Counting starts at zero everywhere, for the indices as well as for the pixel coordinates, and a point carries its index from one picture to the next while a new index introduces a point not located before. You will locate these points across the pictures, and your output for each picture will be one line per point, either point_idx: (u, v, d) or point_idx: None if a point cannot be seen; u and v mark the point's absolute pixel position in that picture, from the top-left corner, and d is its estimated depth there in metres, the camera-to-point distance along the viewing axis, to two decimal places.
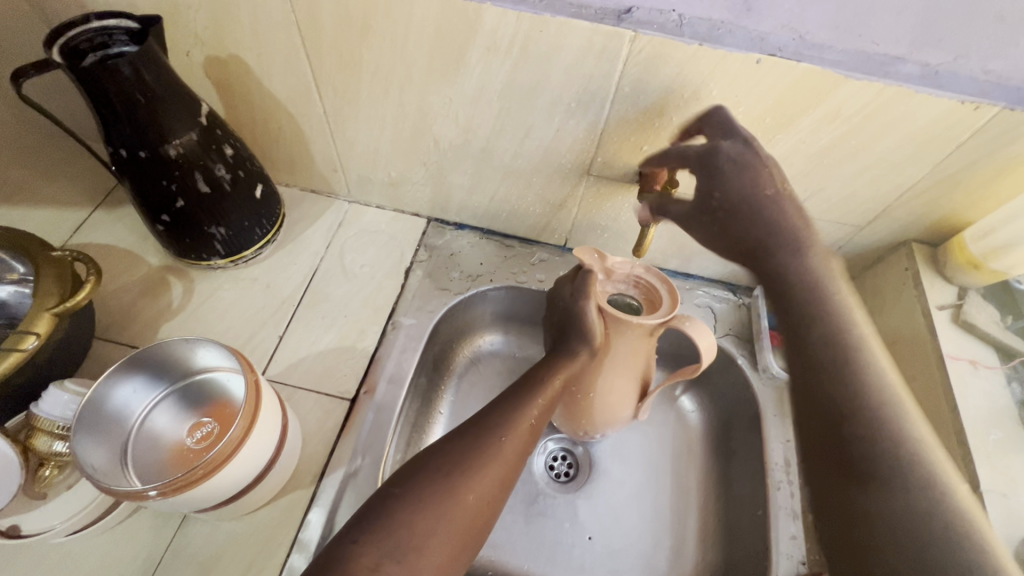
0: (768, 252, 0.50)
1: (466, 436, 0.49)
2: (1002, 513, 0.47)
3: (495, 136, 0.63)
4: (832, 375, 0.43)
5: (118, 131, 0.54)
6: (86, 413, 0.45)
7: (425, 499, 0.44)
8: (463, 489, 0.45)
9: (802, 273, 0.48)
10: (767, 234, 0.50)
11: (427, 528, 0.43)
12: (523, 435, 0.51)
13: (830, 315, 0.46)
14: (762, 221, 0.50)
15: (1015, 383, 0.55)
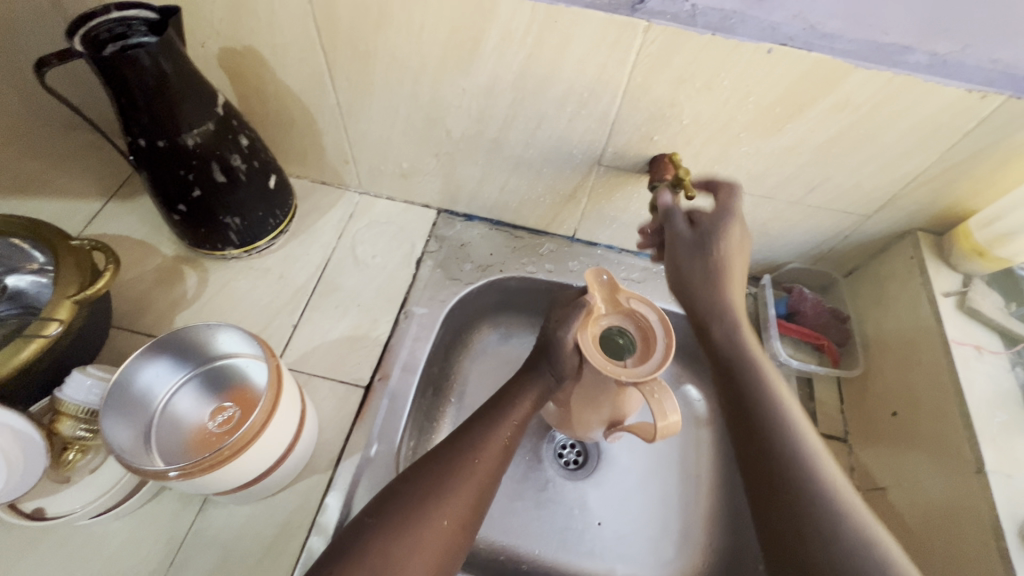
0: (707, 328, 0.54)
1: (436, 463, 0.50)
2: (1007, 493, 0.49)
3: (507, 126, 0.64)
4: (764, 436, 0.47)
5: (137, 120, 0.55)
6: (112, 395, 0.46)
7: (399, 527, 0.46)
8: (434, 518, 0.47)
9: (736, 350, 0.52)
10: (712, 309, 0.54)
11: (402, 554, 0.45)
12: (495, 455, 0.52)
13: (747, 378, 0.51)
14: (702, 301, 0.54)
15: (1019, 368, 0.57)
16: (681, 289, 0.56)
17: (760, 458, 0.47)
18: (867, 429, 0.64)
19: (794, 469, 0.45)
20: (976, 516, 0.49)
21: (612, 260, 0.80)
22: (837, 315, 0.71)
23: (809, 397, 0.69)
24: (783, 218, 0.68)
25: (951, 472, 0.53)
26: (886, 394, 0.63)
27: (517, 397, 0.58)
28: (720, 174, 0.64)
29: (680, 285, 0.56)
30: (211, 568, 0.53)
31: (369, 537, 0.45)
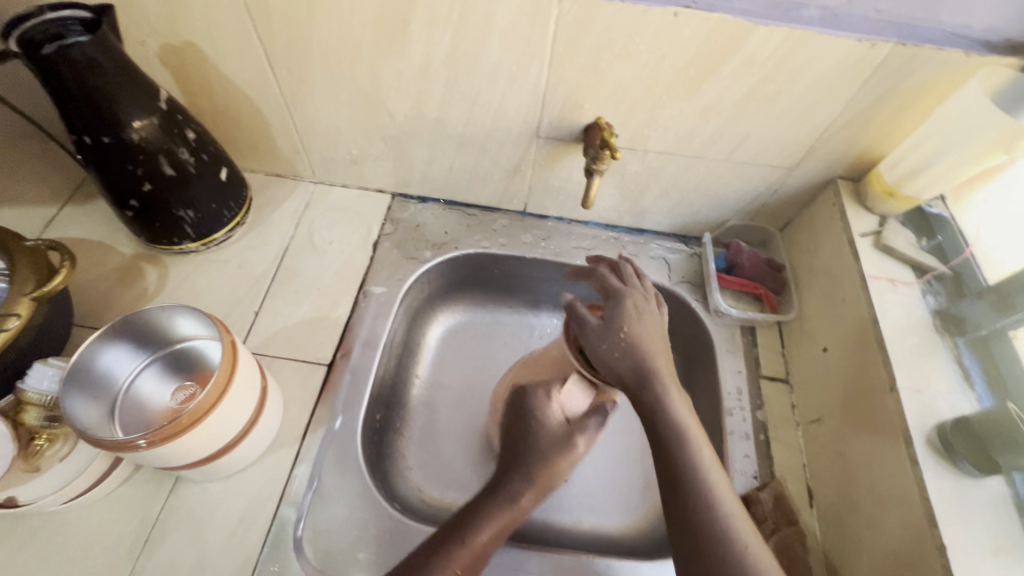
0: (617, 361, 0.52)
1: (434, 552, 0.50)
2: (916, 406, 0.53)
3: (446, 105, 0.67)
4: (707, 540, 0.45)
5: (82, 117, 0.57)
6: (73, 376, 0.48)
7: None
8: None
9: (643, 373, 0.51)
10: (642, 376, 0.51)
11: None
12: (486, 541, 0.52)
13: (643, 364, 0.52)
14: (643, 387, 0.51)
15: (930, 296, 0.61)
16: (609, 330, 0.53)
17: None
18: (804, 367, 0.69)
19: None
20: (891, 430, 0.54)
21: (563, 231, 0.83)
22: (773, 265, 0.75)
23: (752, 343, 0.73)
24: (715, 176, 0.72)
25: (872, 395, 0.57)
26: (818, 332, 0.68)
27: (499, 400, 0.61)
28: (651, 138, 0.67)
29: (608, 326, 0.53)
30: (185, 543, 0.55)
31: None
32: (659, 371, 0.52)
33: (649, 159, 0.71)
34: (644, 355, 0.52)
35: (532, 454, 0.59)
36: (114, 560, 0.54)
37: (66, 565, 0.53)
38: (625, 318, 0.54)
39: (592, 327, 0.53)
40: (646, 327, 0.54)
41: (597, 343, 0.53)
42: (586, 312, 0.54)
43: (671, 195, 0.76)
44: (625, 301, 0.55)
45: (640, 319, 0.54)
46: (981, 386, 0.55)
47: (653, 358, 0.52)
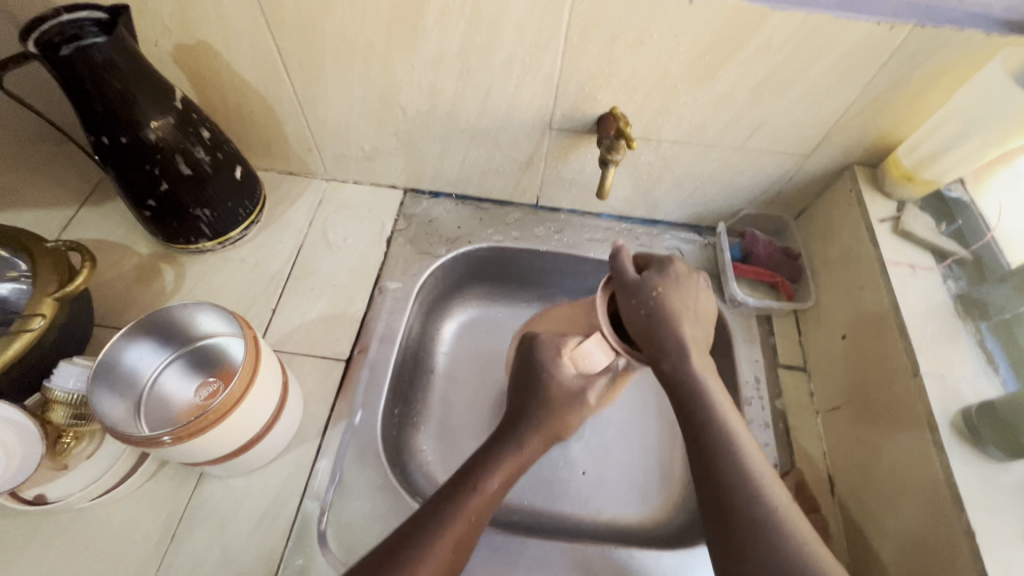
0: (651, 326, 0.53)
1: (446, 498, 0.50)
2: (940, 391, 0.53)
3: (458, 98, 0.67)
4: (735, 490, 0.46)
5: (99, 117, 0.57)
6: (100, 373, 0.49)
7: (420, 532, 0.47)
8: (453, 522, 0.49)
9: (672, 340, 0.52)
10: (668, 343, 0.52)
11: (420, 553, 0.46)
12: (495, 485, 0.53)
13: (672, 329, 0.53)
14: (667, 344, 0.52)
15: (951, 281, 0.61)
16: (638, 290, 0.54)
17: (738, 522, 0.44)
18: (822, 355, 0.68)
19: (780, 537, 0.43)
20: (914, 415, 0.53)
21: (576, 224, 0.83)
22: (789, 254, 0.75)
23: (769, 332, 0.73)
24: (729, 164, 0.71)
25: (893, 380, 0.57)
26: (836, 319, 0.67)
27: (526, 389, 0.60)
28: (664, 127, 0.67)
29: (637, 287, 0.54)
30: (210, 538, 0.56)
31: (390, 550, 0.46)
32: (685, 338, 0.53)
33: (662, 149, 0.70)
34: (670, 317, 0.53)
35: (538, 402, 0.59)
36: (141, 555, 0.54)
37: (94, 561, 0.54)
38: (663, 280, 0.55)
39: (629, 280, 0.55)
40: (682, 298, 0.55)
41: (631, 292, 0.54)
42: (630, 275, 0.55)
43: (685, 185, 0.76)
44: (669, 274, 0.56)
45: (676, 291, 0.55)
46: (1005, 369, 0.55)
47: (679, 322, 0.53)
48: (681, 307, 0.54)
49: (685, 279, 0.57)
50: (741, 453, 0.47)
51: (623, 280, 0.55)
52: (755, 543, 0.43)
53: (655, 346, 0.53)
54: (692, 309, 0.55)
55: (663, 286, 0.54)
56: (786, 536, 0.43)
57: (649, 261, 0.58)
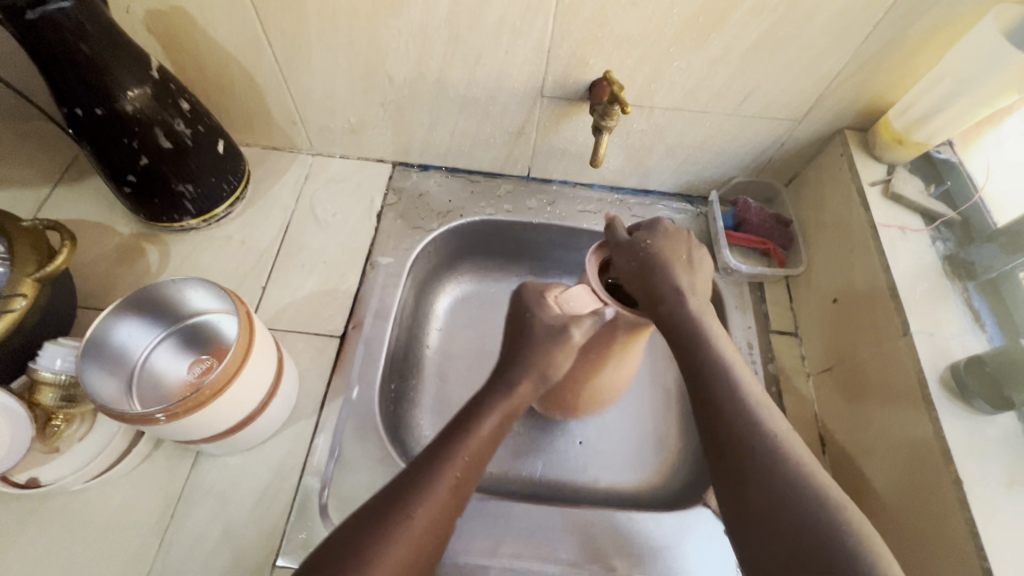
0: (648, 277, 0.53)
1: (444, 446, 0.50)
2: (930, 348, 0.54)
3: (447, 66, 0.65)
4: (737, 428, 0.45)
5: (71, 87, 0.55)
6: (89, 352, 0.48)
7: (417, 482, 0.47)
8: (450, 467, 0.48)
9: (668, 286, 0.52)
10: (661, 288, 0.53)
11: (415, 501, 0.46)
12: (490, 431, 0.51)
13: (666, 275, 0.53)
14: (663, 292, 0.53)
15: (939, 242, 0.61)
16: (634, 245, 0.55)
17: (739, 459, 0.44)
18: (813, 320, 0.69)
19: (788, 480, 0.42)
20: (905, 372, 0.55)
21: (569, 195, 0.82)
22: (781, 220, 0.75)
23: (761, 299, 0.74)
24: (722, 131, 0.71)
25: (883, 340, 0.58)
26: (828, 283, 0.68)
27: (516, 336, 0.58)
28: (657, 93, 0.66)
29: (634, 243, 0.55)
30: (210, 516, 0.55)
31: (388, 498, 0.46)
32: (681, 284, 0.53)
33: (655, 116, 0.70)
34: (666, 264, 0.54)
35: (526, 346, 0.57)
36: (140, 536, 0.54)
37: (93, 543, 0.53)
38: (656, 236, 0.56)
39: (621, 239, 0.56)
40: (675, 249, 0.55)
41: (624, 249, 0.56)
42: (620, 232, 0.57)
43: (677, 153, 0.75)
44: (660, 229, 0.57)
45: (668, 244, 0.56)
46: (991, 326, 0.56)
47: (675, 271, 0.54)
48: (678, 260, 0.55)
49: (677, 234, 0.57)
50: (747, 396, 0.47)
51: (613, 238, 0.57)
52: (755, 480, 0.43)
53: (648, 293, 0.53)
54: (689, 262, 0.55)
55: (655, 239, 0.55)
56: (788, 465, 0.43)
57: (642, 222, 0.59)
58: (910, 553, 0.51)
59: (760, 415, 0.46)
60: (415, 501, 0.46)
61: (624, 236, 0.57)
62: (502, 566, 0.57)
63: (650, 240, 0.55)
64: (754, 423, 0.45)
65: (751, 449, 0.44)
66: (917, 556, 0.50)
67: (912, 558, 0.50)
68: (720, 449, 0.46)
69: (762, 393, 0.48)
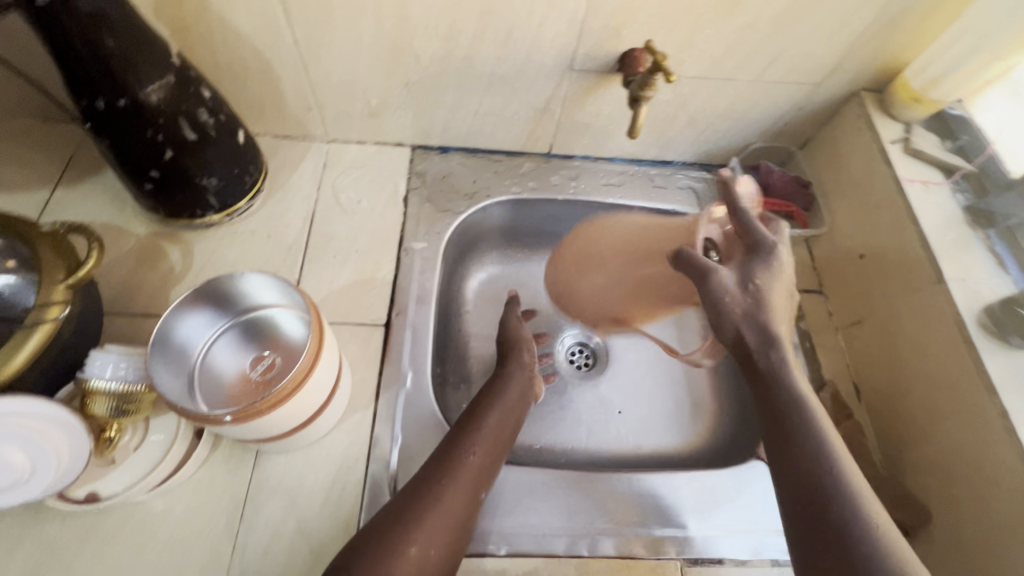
0: (753, 323, 0.51)
1: (439, 476, 0.52)
2: (964, 293, 0.58)
3: (477, 41, 0.64)
4: (797, 451, 0.46)
5: (92, 78, 0.51)
6: (156, 347, 0.46)
7: (409, 514, 0.49)
8: (441, 498, 0.50)
9: (767, 334, 0.51)
10: (769, 336, 0.51)
11: (402, 541, 0.47)
12: (480, 460, 0.54)
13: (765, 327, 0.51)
14: (759, 343, 0.51)
15: (958, 194, 0.65)
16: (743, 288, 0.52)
17: (804, 487, 0.45)
18: (839, 275, 0.72)
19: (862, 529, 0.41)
20: (942, 318, 0.58)
21: (590, 170, 0.82)
22: (801, 182, 0.77)
23: (786, 260, 0.76)
24: (744, 98, 0.73)
25: (917, 289, 0.61)
26: (851, 240, 0.71)
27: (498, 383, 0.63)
28: (686, 62, 0.67)
29: (743, 286, 0.52)
30: (280, 514, 0.54)
31: (361, 549, 0.46)
32: (778, 330, 0.51)
33: (681, 86, 0.70)
34: (771, 323, 0.51)
35: (502, 406, 0.60)
36: (211, 541, 0.52)
37: (162, 553, 0.51)
38: (764, 272, 0.53)
39: (720, 277, 0.52)
40: (779, 301, 0.53)
41: (722, 296, 0.52)
42: (721, 268, 0.53)
43: (699, 123, 0.76)
44: (772, 256, 0.53)
45: (773, 283, 0.52)
46: (1013, 268, 0.60)
47: (777, 321, 0.52)
48: (778, 306, 0.52)
49: (783, 261, 0.53)
50: (814, 421, 0.47)
51: (708, 277, 0.52)
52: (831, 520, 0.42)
53: (745, 348, 0.52)
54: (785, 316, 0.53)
55: (763, 278, 0.52)
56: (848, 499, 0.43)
57: (737, 210, 0.56)
58: (957, 483, 0.55)
59: (823, 437, 0.46)
60: (407, 535, 0.47)
61: (725, 272, 0.53)
62: (576, 535, 0.57)
63: (760, 278, 0.52)
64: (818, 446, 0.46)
65: (817, 476, 0.44)
66: (963, 484, 0.54)
67: (960, 488, 0.55)
68: (798, 483, 0.45)
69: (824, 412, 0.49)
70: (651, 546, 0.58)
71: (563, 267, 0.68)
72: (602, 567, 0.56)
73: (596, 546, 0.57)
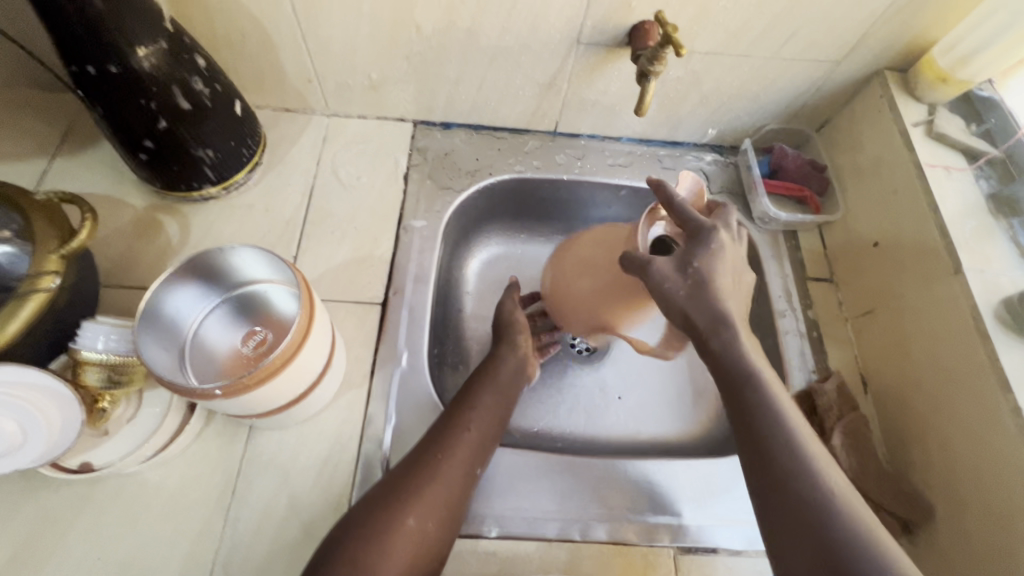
0: (695, 305, 0.46)
1: (436, 452, 0.51)
2: (981, 285, 0.55)
3: (480, 11, 0.62)
4: (778, 467, 0.44)
5: (81, 42, 0.50)
6: (146, 321, 0.46)
7: (407, 491, 0.49)
8: (439, 475, 0.50)
9: (719, 313, 0.47)
10: (716, 317, 0.47)
11: (401, 516, 0.47)
12: (476, 438, 0.54)
13: (716, 304, 0.46)
14: (716, 321, 0.47)
15: (982, 180, 0.62)
16: (680, 269, 0.47)
17: (784, 496, 0.43)
18: (851, 264, 0.70)
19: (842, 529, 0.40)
20: (958, 310, 0.56)
21: (597, 149, 0.80)
22: (816, 166, 0.74)
23: (796, 247, 0.74)
24: (759, 76, 0.69)
25: (933, 279, 0.59)
26: (866, 227, 0.68)
27: (494, 361, 0.61)
28: (698, 37, 0.64)
29: (679, 267, 0.47)
30: (272, 490, 0.54)
31: (361, 526, 0.46)
32: (730, 310, 0.47)
33: (693, 63, 0.67)
34: (713, 291, 0.46)
35: (494, 386, 0.59)
36: (203, 513, 0.53)
37: (156, 524, 0.52)
38: (704, 255, 0.47)
39: (659, 265, 0.46)
40: (727, 274, 0.47)
41: (662, 282, 0.46)
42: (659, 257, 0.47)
43: (711, 102, 0.73)
44: (711, 238, 0.47)
45: (716, 257, 0.47)
46: None
47: (726, 296, 0.47)
48: (725, 279, 0.47)
49: (723, 241, 0.47)
50: (786, 421, 0.45)
51: (647, 269, 0.46)
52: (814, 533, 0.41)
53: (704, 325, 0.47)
54: (740, 286, 0.49)
55: (703, 259, 0.47)
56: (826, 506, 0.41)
57: (671, 205, 0.48)
58: (968, 480, 0.53)
59: (800, 441, 0.44)
60: (405, 510, 0.47)
61: (662, 259, 0.47)
62: (569, 520, 0.57)
63: (694, 261, 0.47)
64: (794, 454, 0.44)
65: (790, 484, 0.43)
66: (973, 482, 0.52)
67: (970, 485, 0.53)
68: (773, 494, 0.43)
69: (795, 410, 0.47)
70: (644, 533, 0.57)
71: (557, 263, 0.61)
72: (594, 553, 0.56)
73: (589, 531, 0.56)
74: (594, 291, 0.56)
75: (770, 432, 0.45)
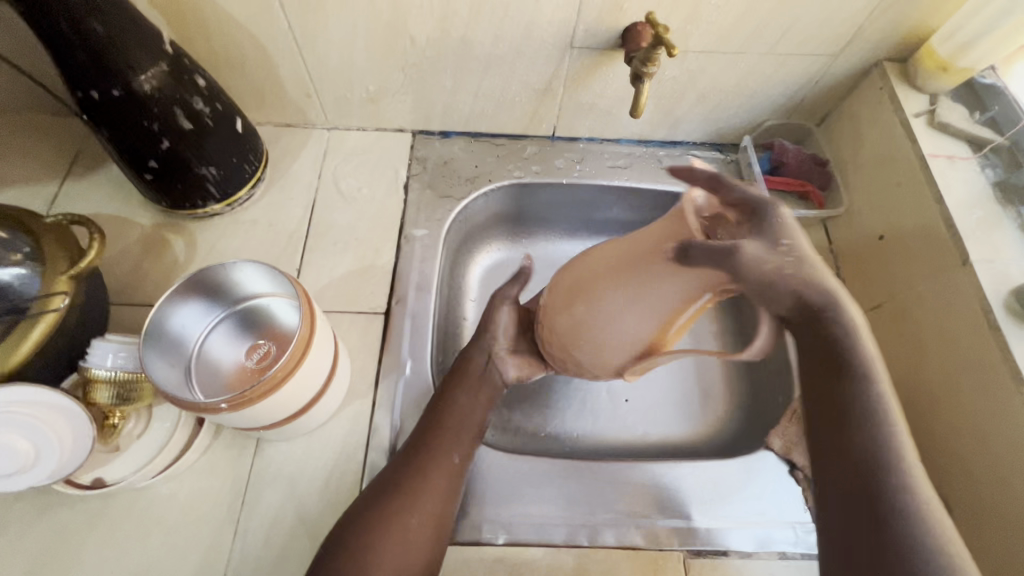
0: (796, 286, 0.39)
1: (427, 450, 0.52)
2: (990, 275, 0.54)
3: (472, 20, 0.62)
4: (865, 459, 0.37)
5: (84, 68, 0.51)
6: (151, 338, 0.47)
7: (402, 489, 0.49)
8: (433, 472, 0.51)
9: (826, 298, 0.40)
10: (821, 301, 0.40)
11: (396, 516, 0.48)
12: (467, 432, 0.54)
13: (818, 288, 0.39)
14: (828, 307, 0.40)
15: (988, 169, 0.61)
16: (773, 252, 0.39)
17: (859, 491, 0.36)
18: (857, 259, 0.69)
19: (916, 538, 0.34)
20: (969, 304, 0.54)
21: (596, 152, 0.80)
22: (817, 161, 0.74)
23: None
24: (756, 72, 0.69)
25: (939, 272, 0.58)
26: (871, 220, 0.67)
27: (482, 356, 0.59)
28: (692, 36, 0.64)
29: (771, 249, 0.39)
30: (280, 501, 0.55)
31: (358, 527, 0.47)
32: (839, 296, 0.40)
33: (688, 62, 0.67)
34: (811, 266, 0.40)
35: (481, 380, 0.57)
36: (213, 526, 0.53)
37: (168, 537, 0.53)
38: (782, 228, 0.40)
39: (747, 248, 0.38)
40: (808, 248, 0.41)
41: (761, 266, 0.38)
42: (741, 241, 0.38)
43: (708, 100, 0.73)
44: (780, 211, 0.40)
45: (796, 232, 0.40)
46: None
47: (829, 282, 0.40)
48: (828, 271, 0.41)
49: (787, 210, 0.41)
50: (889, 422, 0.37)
51: (738, 252, 0.38)
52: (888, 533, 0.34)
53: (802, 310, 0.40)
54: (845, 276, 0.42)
55: (788, 234, 0.40)
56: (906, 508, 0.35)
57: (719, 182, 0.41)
58: (981, 473, 0.52)
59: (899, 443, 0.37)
60: (400, 510, 0.48)
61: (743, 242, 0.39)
62: (575, 525, 0.56)
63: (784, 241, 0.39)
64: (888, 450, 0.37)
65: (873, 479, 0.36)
66: (988, 475, 0.51)
67: (984, 481, 0.51)
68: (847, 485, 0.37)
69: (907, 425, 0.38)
70: (652, 538, 0.56)
71: (563, 282, 0.50)
72: (602, 558, 0.55)
73: (596, 536, 0.56)
74: (624, 309, 0.45)
75: (859, 421, 0.38)
